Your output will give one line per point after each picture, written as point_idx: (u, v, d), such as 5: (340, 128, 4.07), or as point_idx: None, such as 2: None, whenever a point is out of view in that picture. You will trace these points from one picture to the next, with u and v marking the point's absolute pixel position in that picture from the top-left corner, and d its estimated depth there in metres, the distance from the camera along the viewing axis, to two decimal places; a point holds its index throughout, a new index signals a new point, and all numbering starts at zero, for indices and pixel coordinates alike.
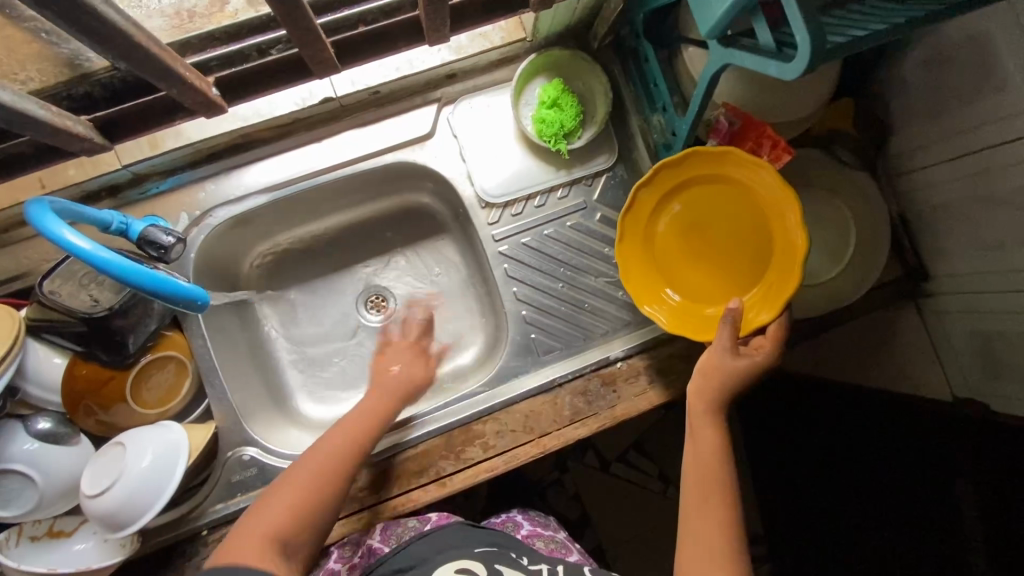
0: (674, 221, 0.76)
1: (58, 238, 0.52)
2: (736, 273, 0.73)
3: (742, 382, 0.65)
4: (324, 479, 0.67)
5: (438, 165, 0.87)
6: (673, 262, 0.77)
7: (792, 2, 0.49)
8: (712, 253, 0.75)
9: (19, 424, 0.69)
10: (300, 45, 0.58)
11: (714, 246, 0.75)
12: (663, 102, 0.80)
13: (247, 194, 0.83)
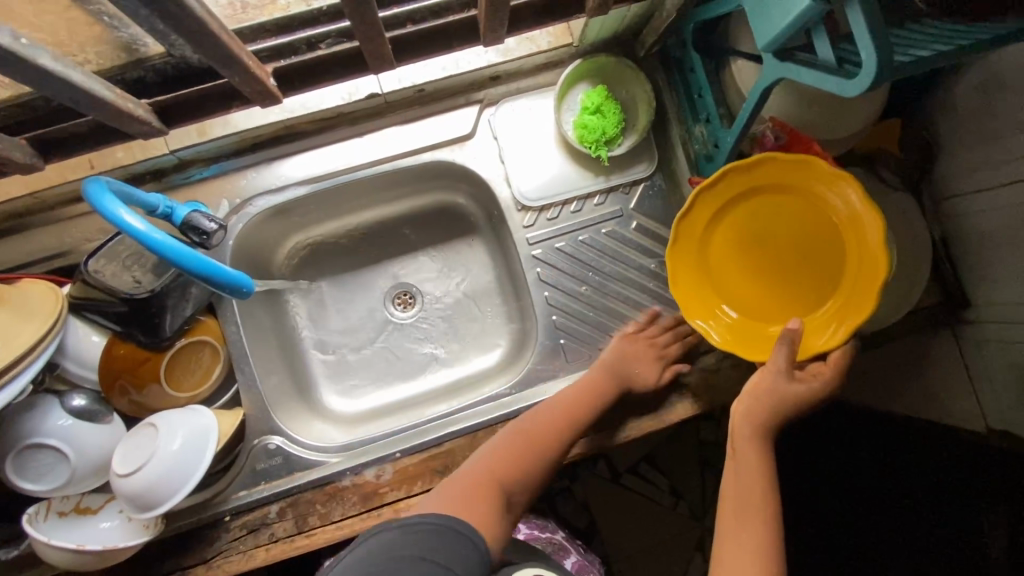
0: (733, 231, 0.74)
1: (112, 215, 0.53)
2: (798, 292, 0.72)
3: (798, 407, 0.66)
4: (530, 449, 0.68)
5: (477, 166, 0.87)
6: (731, 276, 0.75)
7: (860, 18, 0.49)
8: (773, 268, 0.73)
9: (55, 399, 0.70)
10: (360, 39, 0.59)
11: (776, 261, 0.73)
12: (708, 112, 0.79)
13: (287, 184, 0.83)
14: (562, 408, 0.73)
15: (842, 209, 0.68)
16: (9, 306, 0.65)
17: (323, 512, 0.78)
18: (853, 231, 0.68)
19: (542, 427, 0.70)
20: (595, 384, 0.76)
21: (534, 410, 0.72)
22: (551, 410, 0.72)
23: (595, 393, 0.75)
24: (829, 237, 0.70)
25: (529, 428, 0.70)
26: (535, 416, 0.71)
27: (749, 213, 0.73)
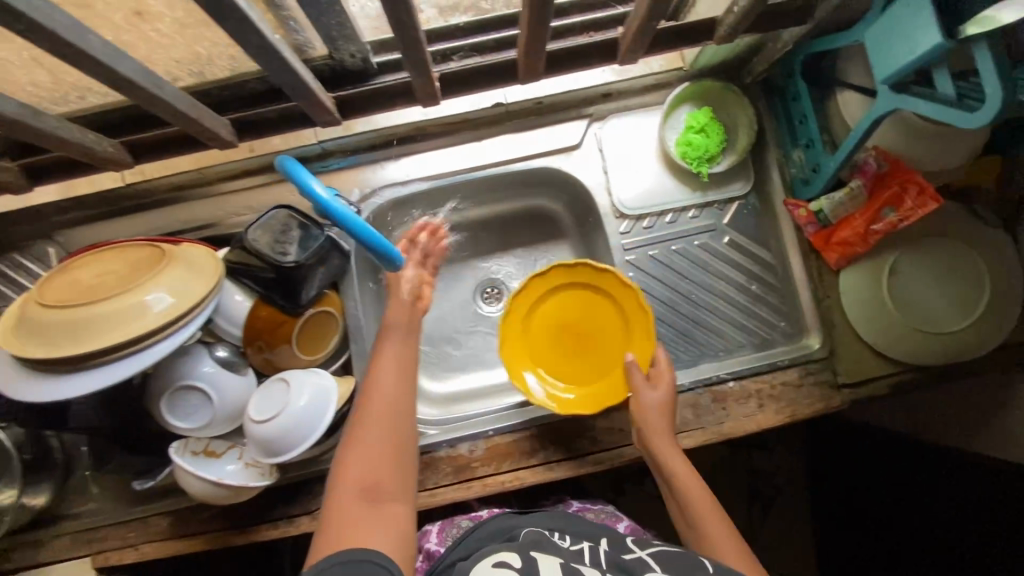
0: (558, 317, 0.93)
1: (308, 190, 0.62)
2: (586, 351, 0.91)
3: (665, 408, 0.78)
4: (386, 413, 0.65)
5: (580, 174, 0.93)
6: (542, 355, 0.92)
7: (986, 59, 0.55)
8: (555, 337, 0.93)
9: (203, 348, 0.79)
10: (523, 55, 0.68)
11: (547, 329, 0.93)
12: (810, 138, 0.84)
13: (410, 179, 0.92)
14: (395, 363, 0.68)
15: (580, 272, 0.90)
16: (180, 265, 0.73)
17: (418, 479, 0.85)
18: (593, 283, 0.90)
19: (377, 401, 0.65)
20: (400, 329, 0.72)
21: (366, 391, 0.67)
22: (374, 383, 0.66)
23: (401, 340, 0.71)
24: (595, 295, 0.91)
25: (364, 406, 0.65)
26: (366, 389, 0.66)
27: (540, 299, 0.93)
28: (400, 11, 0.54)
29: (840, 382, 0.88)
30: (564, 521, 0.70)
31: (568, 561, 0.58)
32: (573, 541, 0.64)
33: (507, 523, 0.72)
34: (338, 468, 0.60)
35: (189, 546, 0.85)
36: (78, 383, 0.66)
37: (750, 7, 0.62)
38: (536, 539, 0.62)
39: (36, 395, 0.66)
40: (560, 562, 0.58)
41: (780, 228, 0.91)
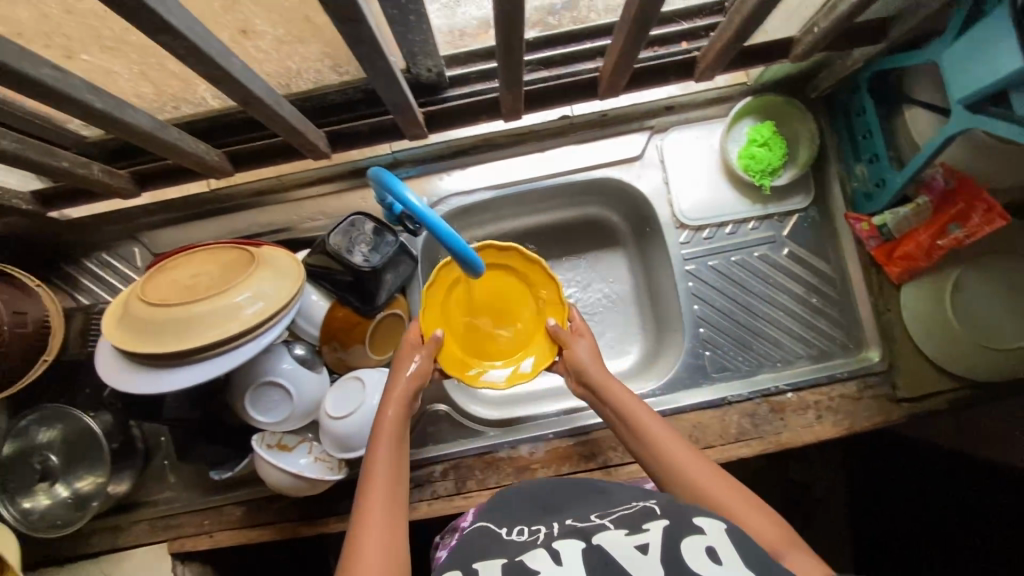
0: (464, 302, 0.86)
1: (401, 198, 0.66)
2: (498, 334, 0.86)
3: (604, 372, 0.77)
4: (389, 495, 0.64)
5: (641, 184, 0.95)
6: (468, 349, 0.85)
7: None
8: (480, 324, 0.86)
9: (284, 346, 0.83)
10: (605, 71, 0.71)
11: (474, 318, 0.86)
12: (874, 153, 0.86)
13: (477, 188, 0.96)
14: (390, 447, 0.69)
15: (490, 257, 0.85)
16: (269, 268, 0.77)
17: (481, 478, 0.88)
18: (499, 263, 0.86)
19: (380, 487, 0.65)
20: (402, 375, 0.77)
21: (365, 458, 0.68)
22: (377, 471, 0.66)
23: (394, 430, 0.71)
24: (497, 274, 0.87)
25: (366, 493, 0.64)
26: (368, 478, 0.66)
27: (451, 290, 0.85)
28: (504, 35, 0.57)
29: (899, 396, 0.88)
30: (499, 508, 0.66)
31: (513, 557, 0.55)
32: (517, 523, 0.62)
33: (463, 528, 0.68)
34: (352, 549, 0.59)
35: (260, 535, 0.89)
36: (177, 377, 0.70)
37: (831, 28, 0.64)
38: (478, 547, 0.58)
39: (139, 387, 0.70)
40: (505, 562, 0.54)
41: (840, 241, 0.93)
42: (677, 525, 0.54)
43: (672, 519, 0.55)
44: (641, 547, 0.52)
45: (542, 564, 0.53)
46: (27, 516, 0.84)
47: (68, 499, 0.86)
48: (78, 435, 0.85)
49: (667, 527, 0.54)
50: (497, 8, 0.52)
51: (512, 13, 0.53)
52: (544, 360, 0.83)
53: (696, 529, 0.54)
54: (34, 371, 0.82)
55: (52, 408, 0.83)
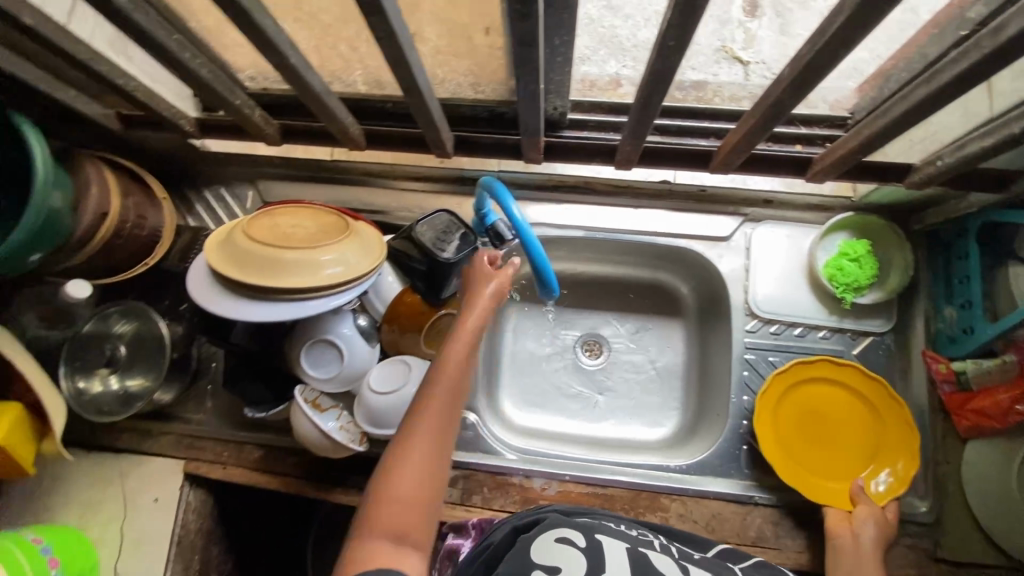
0: (784, 421, 0.88)
1: (507, 209, 0.73)
2: (812, 424, 0.88)
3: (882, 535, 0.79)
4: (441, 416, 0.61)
5: (720, 265, 0.96)
6: (790, 414, 0.89)
7: None
8: (788, 416, 0.89)
9: (350, 313, 0.89)
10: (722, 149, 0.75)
11: (788, 410, 0.89)
12: (967, 299, 0.84)
13: (570, 226, 1.00)
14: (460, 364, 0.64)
15: (834, 367, 0.88)
16: (356, 241, 0.83)
17: (488, 497, 0.89)
18: (850, 433, 0.88)
19: (410, 454, 0.58)
20: (480, 308, 0.71)
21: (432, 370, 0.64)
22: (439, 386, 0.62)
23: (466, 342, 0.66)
24: (844, 414, 0.88)
25: (393, 463, 0.58)
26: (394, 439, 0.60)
27: (783, 394, 0.89)
28: (649, 86, 0.63)
29: (939, 555, 0.83)
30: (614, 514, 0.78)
31: (636, 549, 0.65)
32: (631, 527, 0.73)
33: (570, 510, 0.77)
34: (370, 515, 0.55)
35: (268, 482, 0.92)
36: (258, 310, 0.76)
37: (955, 165, 0.65)
38: (599, 530, 0.68)
39: (222, 308, 0.76)
40: (627, 549, 0.64)
41: (912, 377, 0.89)
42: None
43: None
44: None
45: (668, 565, 0.63)
46: (81, 396, 0.91)
47: (118, 391, 0.92)
48: (147, 337, 0.92)
49: None
50: (648, 60, 0.60)
51: (658, 72, 0.60)
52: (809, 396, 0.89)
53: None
54: (135, 270, 0.92)
55: (138, 305, 0.91)
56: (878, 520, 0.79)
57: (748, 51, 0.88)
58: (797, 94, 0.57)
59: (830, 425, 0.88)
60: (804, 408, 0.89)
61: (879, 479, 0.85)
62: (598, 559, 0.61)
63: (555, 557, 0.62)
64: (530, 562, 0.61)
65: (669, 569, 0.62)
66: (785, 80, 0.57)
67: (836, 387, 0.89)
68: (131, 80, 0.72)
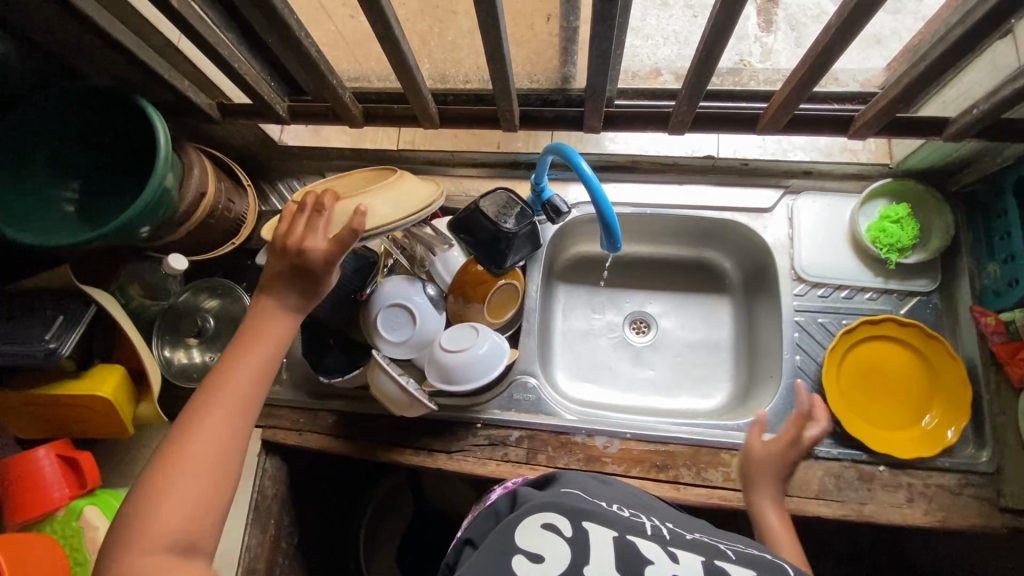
0: (843, 378, 0.92)
1: (576, 166, 0.80)
2: (871, 383, 0.92)
3: (776, 460, 0.81)
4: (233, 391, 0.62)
5: (765, 233, 1.02)
6: (849, 373, 0.93)
7: None
8: (848, 375, 0.93)
9: (420, 283, 0.96)
10: (770, 111, 0.82)
11: (847, 370, 0.93)
12: (1011, 252, 0.87)
13: (619, 202, 1.06)
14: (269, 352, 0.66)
15: (897, 327, 0.92)
16: (392, 194, 0.80)
17: (552, 456, 0.93)
18: (909, 388, 0.91)
19: (183, 458, 0.57)
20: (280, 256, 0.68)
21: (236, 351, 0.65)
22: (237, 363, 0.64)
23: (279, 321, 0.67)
24: (900, 370, 0.92)
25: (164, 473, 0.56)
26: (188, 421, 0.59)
27: (843, 354, 0.93)
28: (708, 45, 0.71)
29: (1005, 505, 0.83)
30: (589, 488, 0.70)
31: (623, 536, 0.57)
32: (617, 505, 0.66)
33: (575, 480, 0.71)
34: (132, 536, 0.53)
35: (341, 447, 0.97)
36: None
37: (991, 110, 0.71)
38: (584, 506, 0.61)
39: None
40: (613, 537, 0.56)
41: (962, 332, 0.92)
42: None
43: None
44: None
45: (657, 556, 0.54)
46: (170, 365, 0.98)
47: (202, 361, 0.99)
48: (233, 310, 1.00)
49: None
50: (714, 8, 0.66)
51: (721, 21, 0.67)
52: (871, 355, 0.93)
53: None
54: (223, 249, 1.02)
55: (226, 282, 1.00)
56: (767, 447, 0.82)
57: (772, 59, 1.03)
58: (845, 35, 0.66)
59: (890, 382, 0.92)
60: (863, 367, 0.93)
61: (943, 427, 0.88)
62: (583, 547, 0.54)
63: (539, 542, 0.54)
64: (512, 545, 0.54)
65: (658, 562, 0.53)
66: (836, 25, 0.65)
67: (895, 345, 0.93)
68: (242, 66, 0.82)
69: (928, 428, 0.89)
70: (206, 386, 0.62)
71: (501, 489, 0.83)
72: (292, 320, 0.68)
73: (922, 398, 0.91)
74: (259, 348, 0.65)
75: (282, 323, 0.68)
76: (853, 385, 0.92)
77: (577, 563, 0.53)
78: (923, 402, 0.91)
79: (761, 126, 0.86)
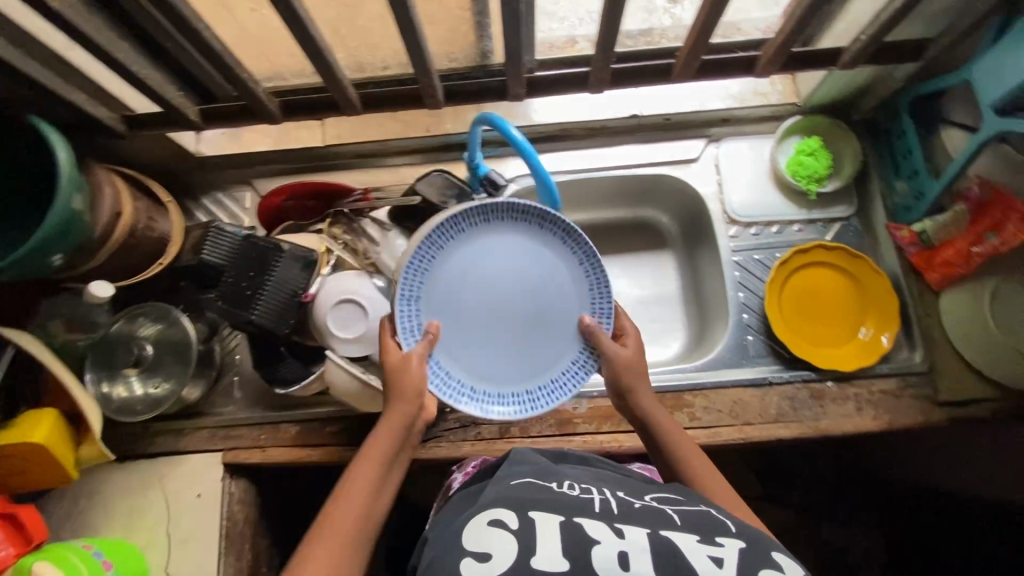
0: (784, 306, 0.98)
1: (508, 134, 0.80)
2: (810, 307, 0.98)
3: (639, 370, 0.77)
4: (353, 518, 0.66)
5: (695, 182, 1.06)
6: (789, 301, 0.98)
7: None
8: (788, 302, 0.98)
9: (365, 275, 0.93)
10: (681, 61, 0.85)
11: (787, 298, 0.98)
12: (914, 168, 0.94)
13: (555, 171, 1.08)
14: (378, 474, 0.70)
15: (825, 252, 0.98)
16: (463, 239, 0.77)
17: (524, 426, 0.93)
18: (844, 306, 0.97)
19: None
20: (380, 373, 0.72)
21: (351, 476, 0.69)
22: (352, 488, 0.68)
23: (389, 444, 0.71)
24: (834, 291, 0.98)
25: None
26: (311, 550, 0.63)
27: (781, 283, 0.98)
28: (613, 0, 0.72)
29: (940, 399, 0.90)
30: (536, 470, 0.70)
31: (569, 519, 0.57)
32: (567, 483, 0.66)
33: (526, 463, 0.72)
34: None
35: (310, 456, 0.94)
36: (544, 382, 0.78)
37: (876, 34, 0.77)
38: (529, 497, 0.61)
39: (557, 399, 0.78)
40: (562, 521, 0.56)
41: (881, 248, 0.99)
42: (756, 552, 0.53)
43: (750, 544, 0.54)
44: (717, 559, 0.52)
45: (604, 534, 0.54)
46: (110, 401, 0.92)
47: (146, 393, 0.93)
48: (172, 334, 0.94)
49: (745, 549, 0.53)
50: None
51: None
52: (807, 281, 0.98)
53: (775, 565, 0.52)
54: (150, 271, 0.95)
55: (159, 305, 0.94)
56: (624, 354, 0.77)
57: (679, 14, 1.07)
58: None
59: (828, 303, 0.98)
60: (802, 293, 0.98)
61: (877, 337, 0.94)
62: (531, 538, 0.54)
63: (485, 542, 0.55)
64: (461, 550, 0.55)
65: (606, 542, 0.53)
66: None
67: (826, 270, 0.99)
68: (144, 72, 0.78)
69: (865, 340, 0.95)
70: (324, 517, 0.66)
71: (461, 476, 0.88)
72: (393, 442, 0.72)
73: (856, 314, 0.97)
74: (369, 469, 0.70)
75: (383, 449, 0.71)
76: (794, 311, 0.98)
77: (524, 555, 0.53)
78: (858, 317, 0.97)
79: (675, 75, 0.89)
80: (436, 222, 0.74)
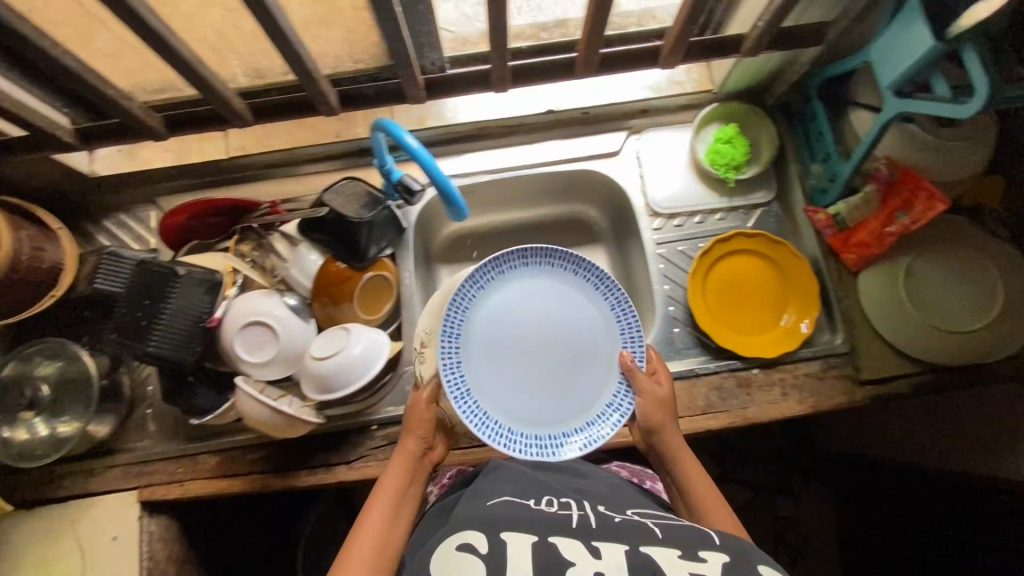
0: (709, 296, 0.98)
1: (402, 141, 0.76)
2: (734, 296, 0.98)
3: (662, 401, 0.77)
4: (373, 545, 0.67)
5: (617, 176, 1.04)
6: (713, 291, 0.98)
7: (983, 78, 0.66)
8: (712, 292, 0.98)
9: (277, 294, 0.90)
10: (582, 54, 0.83)
11: (711, 288, 0.98)
12: (826, 151, 0.95)
13: (476, 172, 1.05)
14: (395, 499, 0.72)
15: (746, 239, 0.98)
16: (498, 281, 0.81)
17: None
18: (767, 293, 0.98)
19: None
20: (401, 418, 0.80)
21: (367, 508, 0.71)
22: (368, 517, 0.69)
23: (402, 471, 0.75)
24: (757, 278, 0.98)
25: None
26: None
27: (704, 274, 0.98)
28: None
29: (862, 378, 0.91)
30: (521, 486, 0.69)
31: (544, 538, 0.57)
32: (545, 499, 0.66)
33: (511, 475, 0.72)
34: None
35: (231, 486, 0.90)
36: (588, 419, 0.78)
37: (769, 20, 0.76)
38: (503, 518, 0.60)
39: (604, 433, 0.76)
40: (535, 541, 0.56)
41: (802, 232, 0.99)
42: (738, 565, 0.52)
43: (732, 557, 0.53)
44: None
45: (577, 554, 0.55)
46: (10, 447, 0.86)
47: (48, 435, 0.87)
48: (71, 371, 0.88)
49: (728, 564, 0.52)
50: None
51: None
52: (729, 269, 0.98)
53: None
54: (41, 305, 0.89)
55: (53, 341, 0.88)
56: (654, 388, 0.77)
57: None
58: None
59: (751, 291, 0.98)
60: (725, 282, 0.98)
61: (800, 322, 0.95)
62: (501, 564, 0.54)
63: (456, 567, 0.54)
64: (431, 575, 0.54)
65: (580, 562, 0.54)
66: None
67: (748, 257, 0.99)
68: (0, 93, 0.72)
69: (789, 326, 0.96)
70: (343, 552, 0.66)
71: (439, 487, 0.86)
72: (404, 468, 0.75)
73: (779, 299, 0.98)
74: (386, 493, 0.72)
75: (397, 475, 0.74)
76: (718, 301, 0.98)
77: None
78: (782, 303, 0.97)
79: (579, 69, 0.87)
80: (478, 265, 0.79)
